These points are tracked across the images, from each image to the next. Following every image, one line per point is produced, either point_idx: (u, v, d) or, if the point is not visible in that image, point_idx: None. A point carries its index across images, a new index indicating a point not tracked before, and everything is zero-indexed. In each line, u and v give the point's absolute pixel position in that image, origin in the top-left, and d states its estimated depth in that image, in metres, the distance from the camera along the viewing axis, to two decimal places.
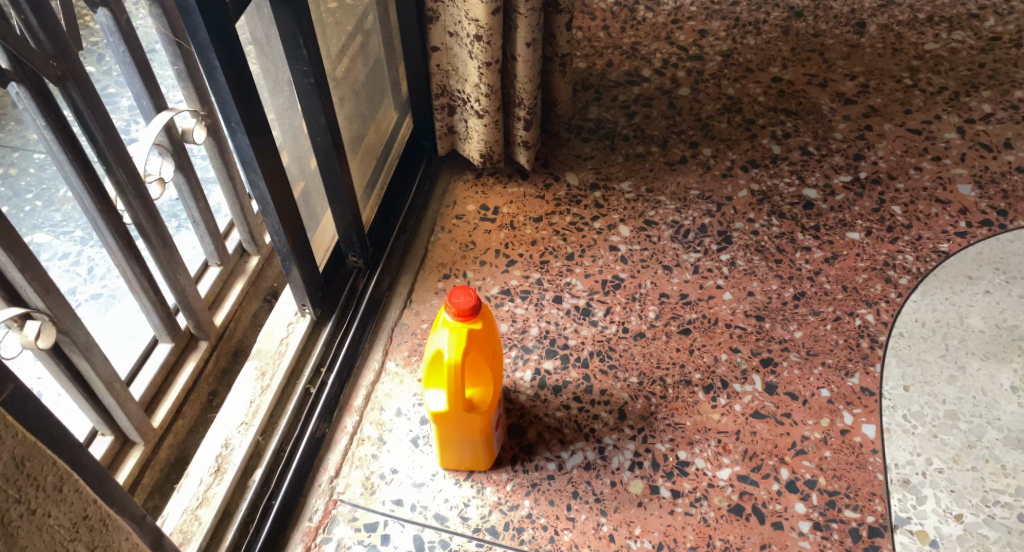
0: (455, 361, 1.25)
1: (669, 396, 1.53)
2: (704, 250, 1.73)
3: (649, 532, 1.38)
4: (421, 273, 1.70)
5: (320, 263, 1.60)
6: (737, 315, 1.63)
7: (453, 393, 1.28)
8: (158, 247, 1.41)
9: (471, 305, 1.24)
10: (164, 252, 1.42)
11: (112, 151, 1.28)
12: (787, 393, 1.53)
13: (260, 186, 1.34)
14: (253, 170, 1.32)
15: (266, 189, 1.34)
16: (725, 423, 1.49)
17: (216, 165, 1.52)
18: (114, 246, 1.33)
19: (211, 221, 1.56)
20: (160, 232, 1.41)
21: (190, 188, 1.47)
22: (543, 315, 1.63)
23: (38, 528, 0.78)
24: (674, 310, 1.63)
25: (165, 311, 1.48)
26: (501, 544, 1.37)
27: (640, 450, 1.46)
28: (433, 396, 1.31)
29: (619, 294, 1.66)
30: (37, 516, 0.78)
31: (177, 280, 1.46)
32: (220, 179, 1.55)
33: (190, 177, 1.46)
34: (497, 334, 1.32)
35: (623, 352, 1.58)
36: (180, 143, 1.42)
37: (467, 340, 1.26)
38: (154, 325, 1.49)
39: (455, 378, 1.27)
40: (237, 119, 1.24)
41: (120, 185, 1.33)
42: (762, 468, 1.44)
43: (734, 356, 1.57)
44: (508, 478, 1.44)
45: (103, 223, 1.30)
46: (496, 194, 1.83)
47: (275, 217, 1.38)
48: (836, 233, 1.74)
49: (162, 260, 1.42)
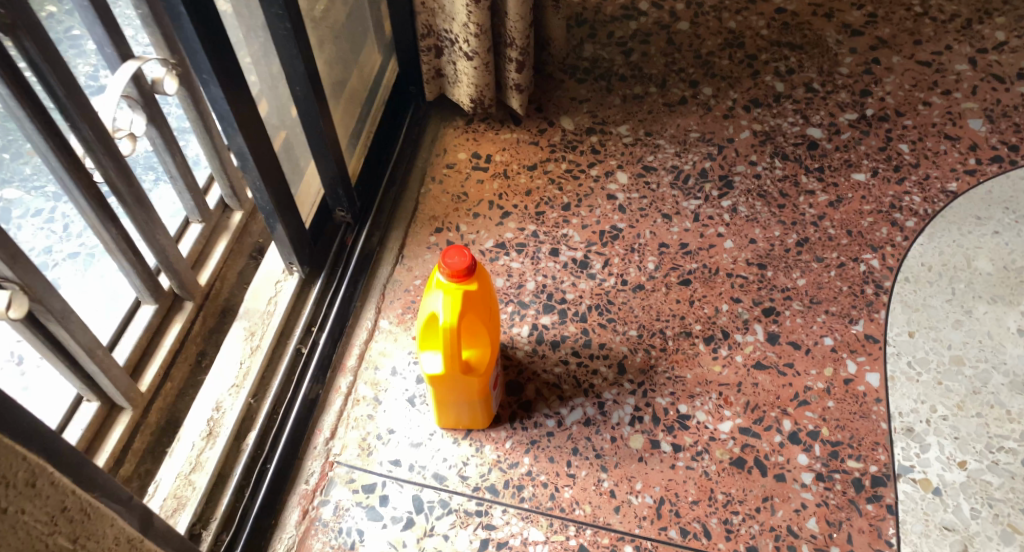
0: (451, 328, 1.22)
1: (669, 348, 1.50)
2: (705, 196, 1.67)
3: (650, 487, 1.38)
4: (412, 227, 1.65)
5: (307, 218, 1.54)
6: (739, 263, 1.59)
7: (448, 358, 1.25)
8: (133, 205, 1.37)
9: (465, 266, 1.21)
10: (140, 211, 1.38)
11: (76, 106, 1.21)
12: (789, 342, 1.50)
13: (236, 139, 1.28)
14: (230, 124, 1.26)
15: (243, 142, 1.28)
16: (726, 374, 1.47)
17: (191, 117, 1.46)
18: (86, 207, 1.29)
19: (189, 176, 1.50)
20: (134, 190, 1.36)
21: (164, 141, 1.42)
22: (539, 269, 1.58)
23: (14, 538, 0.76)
24: (674, 261, 1.59)
25: (146, 272, 1.44)
26: (502, 503, 1.37)
27: (640, 405, 1.45)
28: (429, 359, 1.29)
29: (619, 245, 1.61)
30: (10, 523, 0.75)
31: (158, 240, 1.42)
32: (196, 131, 1.49)
33: (163, 130, 1.40)
34: (495, 292, 1.29)
35: (622, 306, 1.54)
36: (151, 95, 1.36)
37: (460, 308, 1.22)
38: (135, 286, 1.45)
39: (449, 345, 1.24)
40: (208, 70, 1.18)
41: (88, 143, 1.27)
42: (764, 420, 1.43)
43: (736, 306, 1.54)
44: (506, 436, 1.43)
45: (72, 183, 1.25)
46: (488, 141, 1.76)
47: (256, 176, 1.33)
48: (841, 175, 1.68)
49: (139, 219, 1.38)
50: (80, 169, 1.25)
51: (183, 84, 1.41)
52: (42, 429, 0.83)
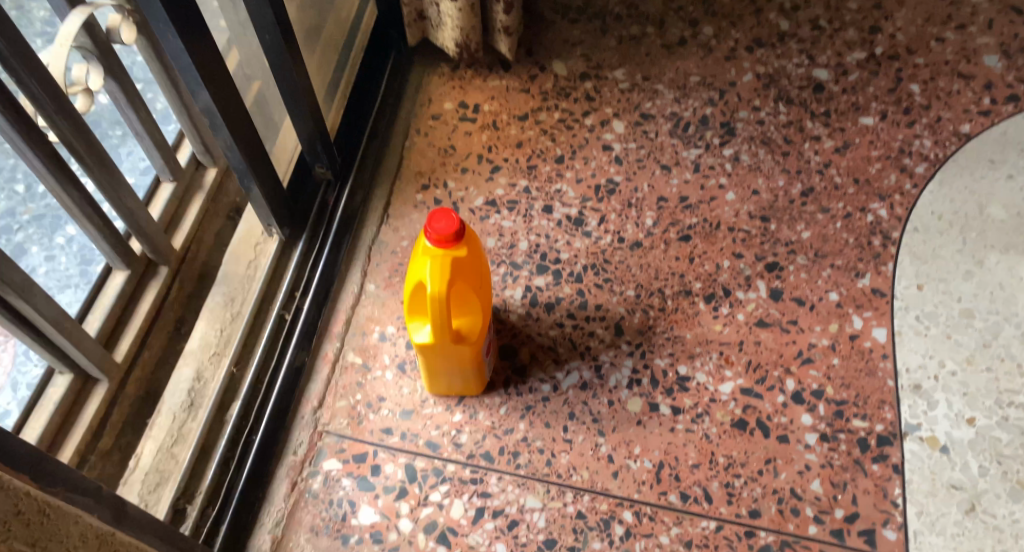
0: (439, 299, 1.16)
1: (668, 308, 1.45)
2: (705, 145, 1.60)
3: (649, 451, 1.34)
4: (398, 184, 1.59)
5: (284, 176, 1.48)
6: (741, 217, 1.52)
7: (437, 329, 1.20)
8: (94, 166, 1.29)
9: (451, 231, 1.15)
10: (103, 172, 1.30)
11: (22, 62, 1.13)
12: (792, 298, 1.45)
13: (201, 93, 1.21)
14: (193, 78, 1.18)
15: (209, 97, 1.21)
16: (727, 333, 1.43)
17: (153, 68, 1.37)
18: (42, 169, 1.21)
19: (156, 133, 1.42)
20: (94, 150, 1.28)
21: (125, 95, 1.34)
22: (532, 227, 1.52)
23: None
24: (673, 216, 1.53)
25: (114, 235, 1.37)
26: (496, 470, 1.34)
27: (638, 367, 1.40)
28: (417, 331, 1.24)
29: (615, 199, 1.54)
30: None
31: (125, 203, 1.35)
32: (161, 84, 1.40)
33: (123, 83, 1.32)
34: (484, 256, 1.23)
35: (619, 265, 1.49)
36: (107, 46, 1.27)
37: (448, 278, 1.16)
38: (104, 252, 1.39)
39: (438, 317, 1.18)
40: (164, 18, 1.10)
41: (40, 102, 1.19)
42: (766, 380, 1.38)
43: (737, 262, 1.49)
44: (501, 402, 1.39)
45: (25, 145, 1.17)
46: (476, 89, 1.68)
47: (225, 131, 1.26)
48: (848, 119, 1.60)
49: (102, 181, 1.31)
50: (32, 129, 1.16)
51: (142, 34, 1.32)
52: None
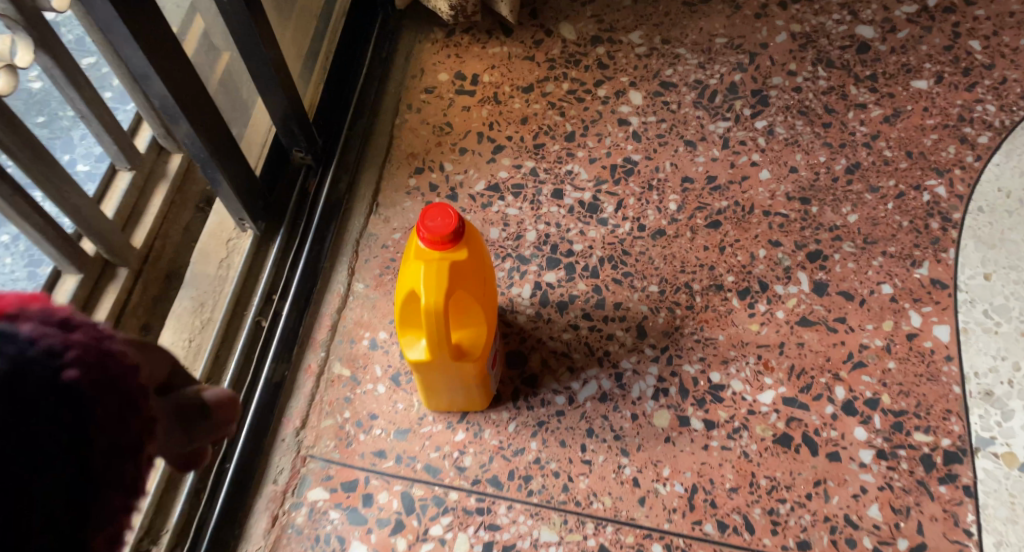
0: (437, 311, 1.00)
1: (697, 306, 1.27)
2: (735, 116, 1.40)
3: (680, 474, 1.17)
4: (388, 168, 1.39)
5: (256, 164, 1.29)
6: (778, 199, 1.34)
7: (436, 345, 1.04)
8: (26, 154, 1.06)
9: (448, 232, 1.00)
10: (37, 160, 1.07)
11: None
12: (839, 293, 1.27)
13: (152, 81, 1.02)
14: (141, 65, 1.00)
15: (161, 85, 1.03)
16: (765, 334, 1.25)
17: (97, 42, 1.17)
18: None
19: (106, 115, 1.21)
20: (25, 135, 1.05)
21: (63, 72, 1.13)
22: (541, 215, 1.33)
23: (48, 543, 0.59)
24: (700, 199, 1.34)
25: (59, 236, 1.14)
26: (505, 499, 1.17)
27: (665, 375, 1.23)
28: (414, 347, 1.08)
29: (634, 181, 1.35)
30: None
31: (67, 198, 1.13)
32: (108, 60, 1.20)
33: (60, 58, 1.11)
34: (486, 255, 1.07)
35: (641, 256, 1.30)
36: (36, 16, 1.07)
37: (444, 286, 1.00)
38: (49, 254, 1.15)
39: (437, 331, 1.02)
40: None
41: None
42: (812, 388, 1.21)
43: (775, 252, 1.31)
44: (509, 418, 1.21)
45: None
46: (474, 58, 1.48)
47: (185, 121, 1.08)
48: (898, 83, 1.40)
49: (37, 171, 1.08)
50: None
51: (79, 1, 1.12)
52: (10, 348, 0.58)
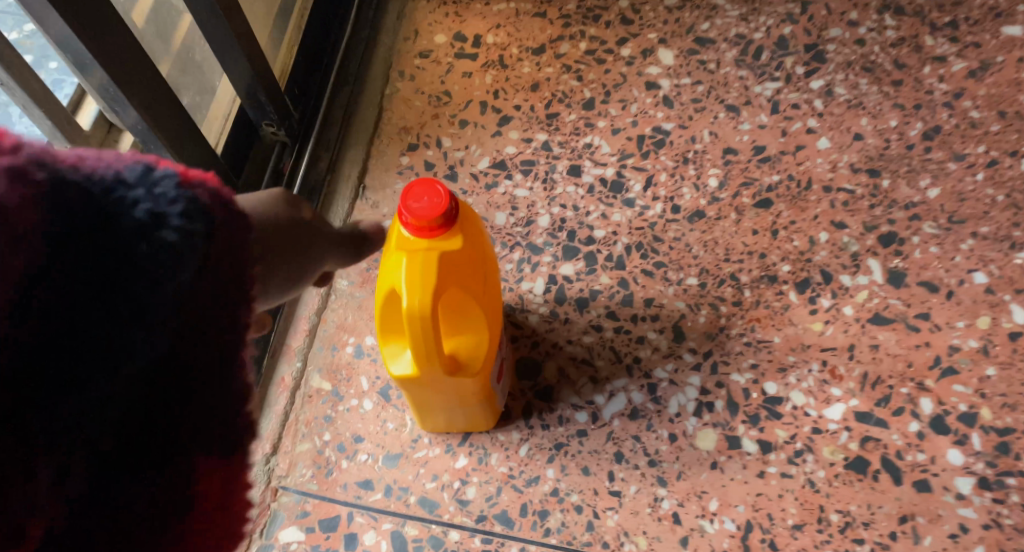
0: (422, 316, 0.79)
1: (746, 302, 1.05)
2: (786, 75, 1.18)
3: (731, 508, 0.95)
4: (376, 144, 1.18)
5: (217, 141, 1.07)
6: (841, 171, 1.12)
7: (426, 359, 0.83)
8: None
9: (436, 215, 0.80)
10: None
11: None
12: (921, 284, 1.04)
13: (93, 68, 0.84)
14: (81, 49, 0.82)
15: (105, 71, 0.85)
16: (830, 335, 1.03)
17: None
18: None
19: (35, 84, 0.93)
20: None
21: None
22: (555, 197, 1.12)
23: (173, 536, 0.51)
24: (746, 174, 1.12)
25: None
26: (517, 540, 0.95)
27: (708, 386, 1.01)
28: (400, 361, 0.87)
29: (666, 154, 1.14)
30: (113, 517, 0.49)
31: None
32: None
33: None
34: (485, 244, 0.87)
35: (676, 243, 1.09)
36: None
37: (431, 282, 0.80)
38: None
39: (426, 341, 0.81)
40: None
41: None
42: (892, 401, 0.98)
43: (839, 235, 1.08)
44: (521, 440, 1.00)
45: None
46: (476, 16, 1.27)
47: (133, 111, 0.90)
48: (985, 30, 1.17)
49: None
50: None
51: None
52: (208, 297, 0.50)
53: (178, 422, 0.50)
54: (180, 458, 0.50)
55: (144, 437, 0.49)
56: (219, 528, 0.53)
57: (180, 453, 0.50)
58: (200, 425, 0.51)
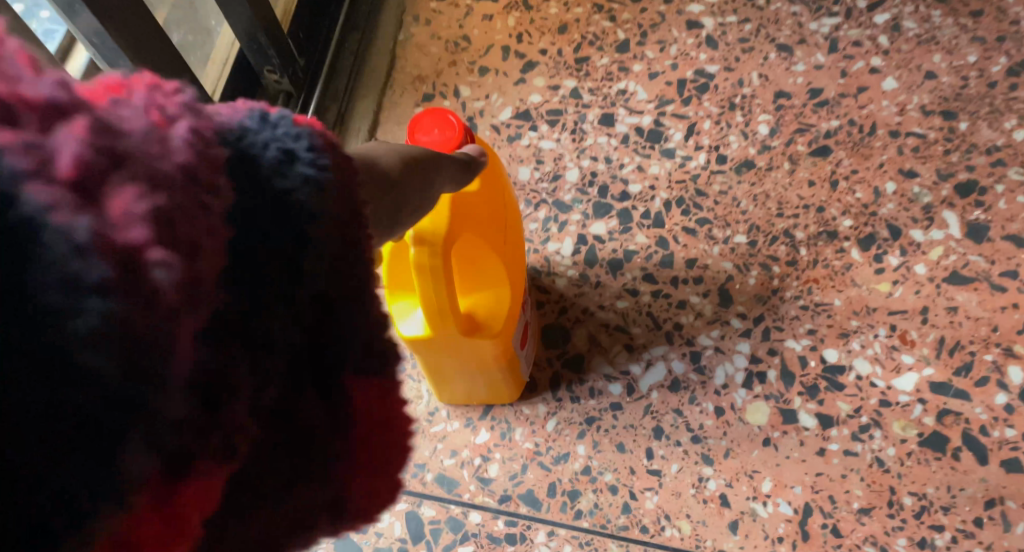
0: (433, 263, 0.68)
1: (802, 261, 0.93)
2: (845, 10, 1.06)
3: (787, 490, 0.83)
4: (388, 96, 1.10)
5: (214, 89, 0.97)
6: (910, 114, 0.99)
7: (440, 314, 0.72)
8: None
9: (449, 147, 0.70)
10: None
11: None
12: (1006, 238, 0.91)
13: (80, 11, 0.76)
14: None
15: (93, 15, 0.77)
16: (900, 296, 0.90)
17: None
18: None
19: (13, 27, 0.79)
20: None
21: None
22: (585, 149, 1.02)
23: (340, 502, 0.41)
24: (801, 119, 1.00)
25: None
26: (546, 523, 0.84)
27: (759, 354, 0.89)
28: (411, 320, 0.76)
29: (710, 99, 1.03)
30: (287, 497, 0.38)
31: None
32: None
33: None
34: (502, 189, 0.77)
35: (721, 197, 0.98)
36: None
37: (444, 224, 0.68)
38: None
39: (441, 294, 0.71)
40: None
41: None
42: (974, 369, 0.86)
43: (909, 184, 0.95)
44: (547, 413, 0.90)
45: None
46: None
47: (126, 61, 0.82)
48: None
49: None
50: None
51: None
52: (345, 224, 0.40)
53: (332, 372, 0.39)
54: (336, 414, 0.39)
55: (318, 411, 0.38)
56: (380, 480, 0.42)
57: (341, 414, 0.39)
58: (354, 368, 0.40)
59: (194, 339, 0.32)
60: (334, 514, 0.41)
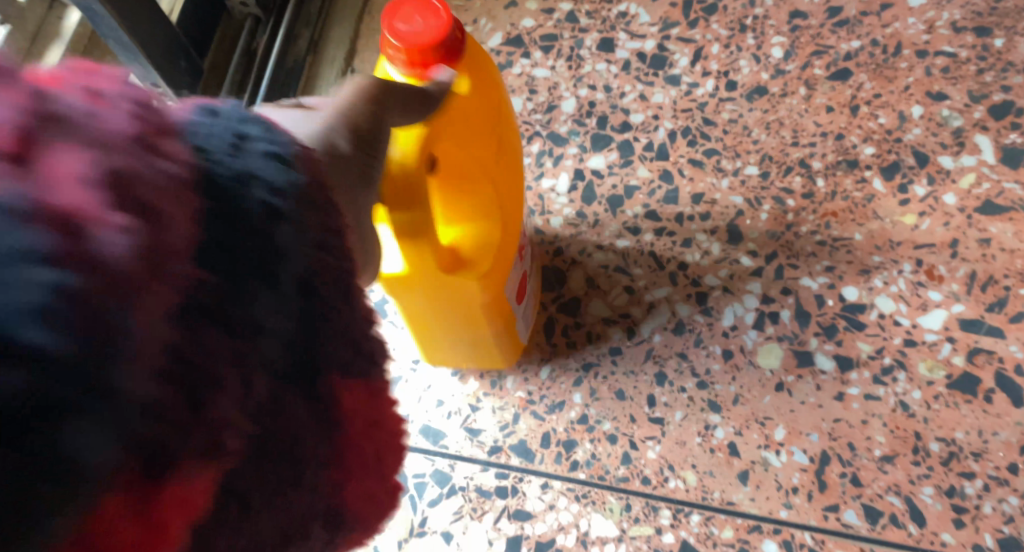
0: (405, 177, 0.54)
1: (820, 192, 0.86)
2: None
3: (803, 438, 0.76)
4: (367, 21, 1.02)
5: (172, 6, 0.91)
6: (939, 31, 0.90)
7: (416, 248, 0.58)
8: None
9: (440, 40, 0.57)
10: None
11: None
12: None
13: None
14: None
15: None
16: (928, 228, 0.82)
17: None
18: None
19: None
20: None
21: None
22: (583, 77, 0.95)
23: (334, 509, 0.36)
24: (819, 40, 0.92)
25: None
26: (540, 475, 0.78)
27: (772, 293, 0.82)
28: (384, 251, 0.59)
29: (718, 22, 0.95)
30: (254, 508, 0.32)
31: None
32: None
33: None
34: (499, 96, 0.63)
35: (731, 126, 0.90)
36: None
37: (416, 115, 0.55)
38: None
39: (417, 217, 0.56)
40: None
41: None
42: (1008, 305, 0.78)
43: (938, 107, 0.87)
44: (541, 360, 0.83)
45: None
46: None
47: None
48: None
49: None
50: None
51: None
52: (330, 225, 0.35)
53: (320, 371, 0.34)
54: (324, 419, 0.34)
55: (290, 404, 0.33)
56: (373, 476, 0.37)
57: (327, 419, 0.34)
58: (341, 367, 0.35)
59: (161, 321, 0.28)
60: (330, 524, 0.36)
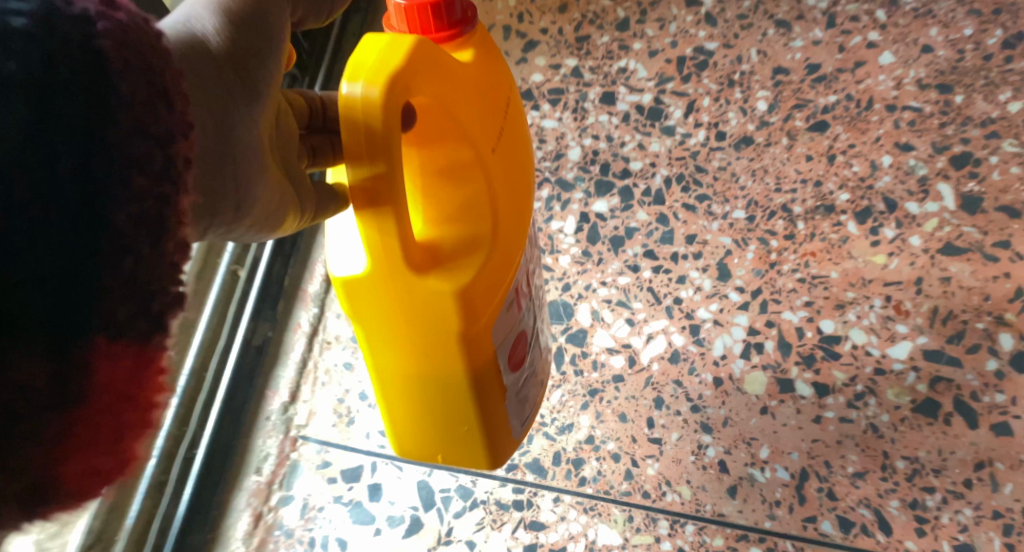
0: (367, 125, 0.56)
1: (800, 234, 0.96)
2: None
3: (784, 456, 0.86)
4: None
5: None
6: (906, 87, 1.00)
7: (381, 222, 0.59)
8: None
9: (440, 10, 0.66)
10: None
11: None
12: (1000, 209, 0.93)
13: None
14: None
15: None
16: (896, 268, 0.92)
17: None
18: None
19: None
20: None
21: None
22: (587, 127, 1.06)
23: (36, 485, 0.43)
24: (799, 94, 1.02)
25: None
26: (553, 489, 0.88)
27: (757, 325, 0.92)
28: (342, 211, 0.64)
29: (709, 77, 1.05)
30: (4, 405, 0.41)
31: None
32: None
33: None
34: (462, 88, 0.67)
35: (720, 173, 1.00)
36: None
37: (393, 69, 0.57)
38: None
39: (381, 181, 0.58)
40: None
41: None
42: (965, 338, 0.88)
43: (905, 157, 0.97)
44: (552, 386, 0.93)
45: None
46: None
47: None
48: None
49: None
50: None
51: None
52: (134, 220, 0.43)
53: (85, 328, 0.43)
54: (71, 384, 0.42)
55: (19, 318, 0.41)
56: (93, 455, 0.44)
57: (63, 387, 0.42)
58: (109, 334, 0.43)
59: None
60: (32, 498, 0.43)
